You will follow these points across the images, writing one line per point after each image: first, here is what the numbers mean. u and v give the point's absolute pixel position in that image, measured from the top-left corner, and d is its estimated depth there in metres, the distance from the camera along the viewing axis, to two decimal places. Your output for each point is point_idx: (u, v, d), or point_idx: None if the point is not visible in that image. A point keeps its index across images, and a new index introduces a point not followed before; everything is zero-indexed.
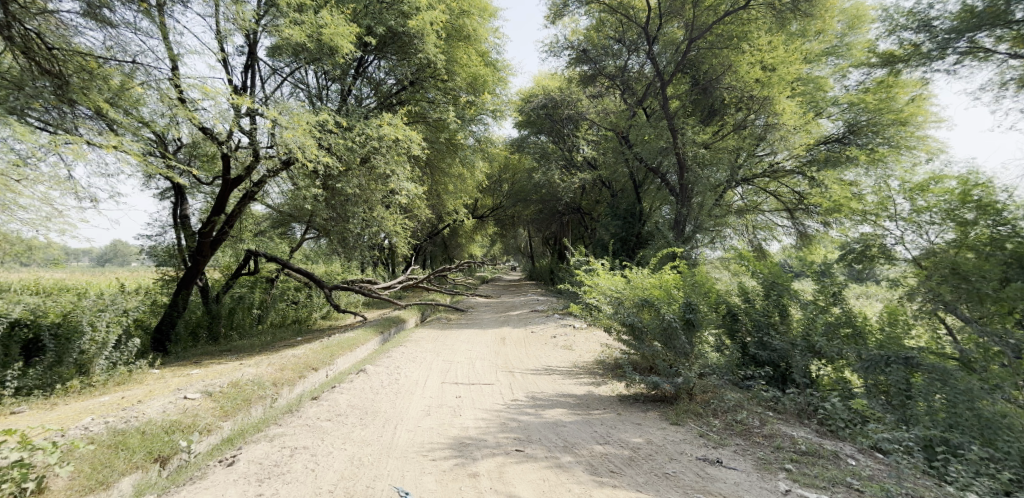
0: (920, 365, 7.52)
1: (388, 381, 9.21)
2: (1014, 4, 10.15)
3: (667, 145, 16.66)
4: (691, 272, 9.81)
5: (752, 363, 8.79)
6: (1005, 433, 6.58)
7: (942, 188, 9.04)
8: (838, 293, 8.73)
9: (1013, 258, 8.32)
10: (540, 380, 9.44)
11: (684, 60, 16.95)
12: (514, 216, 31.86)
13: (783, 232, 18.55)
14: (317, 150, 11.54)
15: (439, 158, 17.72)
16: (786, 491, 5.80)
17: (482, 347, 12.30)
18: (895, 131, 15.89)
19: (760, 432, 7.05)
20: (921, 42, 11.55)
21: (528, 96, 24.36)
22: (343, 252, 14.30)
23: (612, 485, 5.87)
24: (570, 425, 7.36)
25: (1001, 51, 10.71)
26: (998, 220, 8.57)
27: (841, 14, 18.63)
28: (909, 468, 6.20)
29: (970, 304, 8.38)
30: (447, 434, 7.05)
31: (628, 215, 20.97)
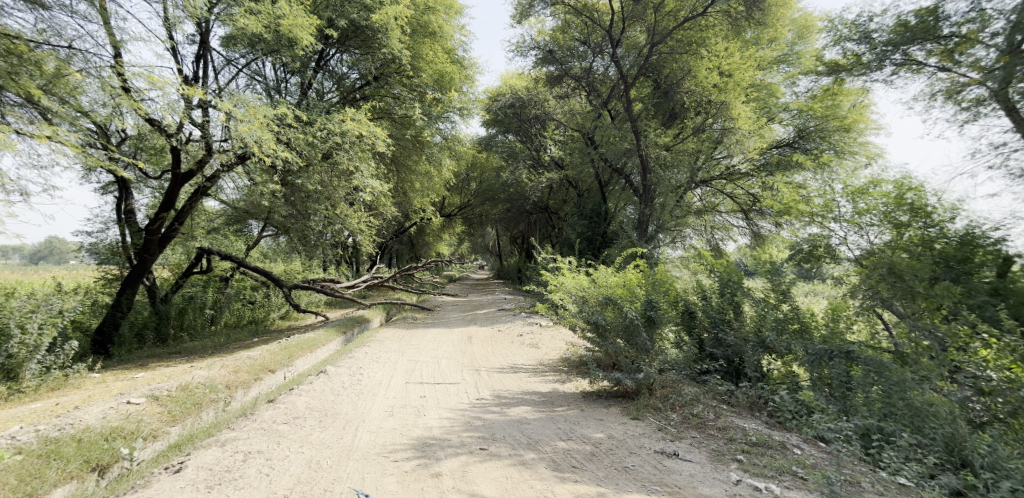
0: (858, 358, 7.82)
1: (350, 382, 9.15)
2: (942, 21, 10.74)
3: (630, 147, 17.01)
4: (651, 271, 10.06)
5: (708, 358, 9.15)
6: (931, 420, 6.94)
7: (880, 192, 9.61)
8: (787, 291, 9.00)
9: (940, 258, 8.82)
10: (505, 379, 9.52)
11: (646, 63, 17.26)
12: (481, 216, 31.93)
13: (739, 232, 19.13)
14: (275, 144, 11.32)
15: (406, 155, 17.64)
16: (738, 480, 6.00)
17: (448, 346, 12.30)
18: (840, 136, 16.70)
19: (715, 425, 7.29)
20: (862, 53, 12.10)
21: (495, 95, 24.37)
22: (305, 250, 14.12)
23: (573, 480, 5.99)
24: (534, 422, 7.46)
25: (931, 65, 11.18)
26: (928, 222, 9.13)
27: (791, 23, 19.38)
28: (848, 456, 6.49)
29: (903, 300, 8.71)
30: (410, 434, 7.06)
31: (594, 214, 21.25)
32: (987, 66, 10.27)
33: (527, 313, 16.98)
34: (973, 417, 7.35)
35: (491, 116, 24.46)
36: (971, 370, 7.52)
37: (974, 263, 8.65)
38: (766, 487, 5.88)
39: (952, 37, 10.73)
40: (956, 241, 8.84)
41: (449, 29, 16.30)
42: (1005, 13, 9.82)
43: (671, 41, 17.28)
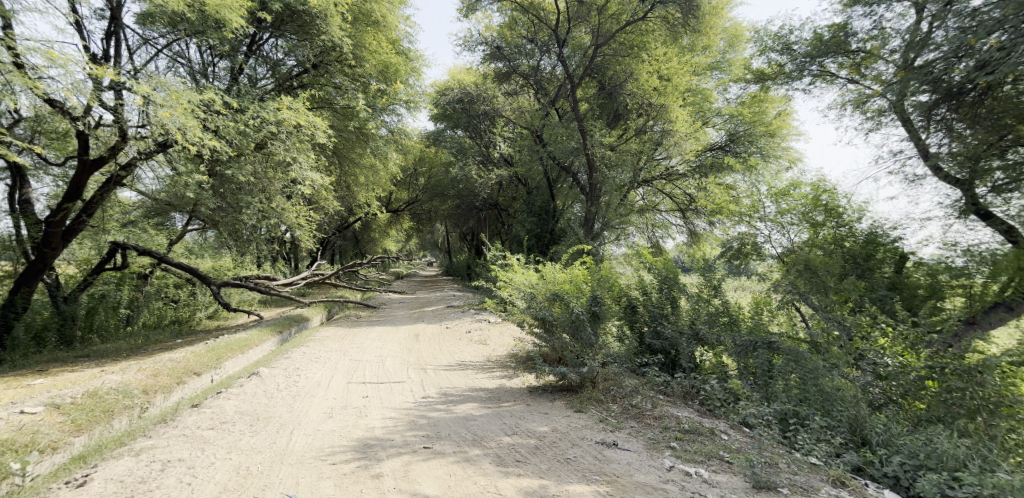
0: (779, 348, 8.26)
1: (286, 383, 9.00)
2: (851, 36, 11.61)
3: (577, 146, 17.19)
4: (597, 267, 10.34)
5: (647, 352, 9.47)
6: (838, 403, 7.38)
7: (800, 194, 10.77)
8: (719, 286, 9.46)
9: (849, 255, 10.35)
10: (453, 376, 9.58)
11: (592, 64, 17.64)
12: (429, 211, 31.81)
13: (677, 231, 19.79)
14: (201, 132, 10.80)
15: (348, 147, 17.44)
16: (671, 467, 6.26)
17: (394, 345, 12.23)
18: (766, 141, 17.32)
19: (651, 414, 7.59)
20: (784, 63, 13.00)
21: (443, 90, 24.27)
22: (236, 246, 13.91)
23: (516, 474, 6.10)
24: (480, 418, 7.55)
25: (842, 77, 12.23)
26: (840, 222, 10.51)
27: (723, 32, 20.26)
28: (768, 439, 6.84)
29: (819, 295, 9.22)
30: (350, 435, 7.02)
31: (542, 211, 21.49)
32: (888, 79, 11.05)
33: (476, 309, 17.06)
34: (873, 400, 7.90)
35: (439, 110, 24.37)
36: (872, 357, 8.12)
37: (875, 259, 10.34)
38: (697, 471, 6.17)
39: (859, 51, 11.69)
40: (861, 240, 10.43)
41: (393, 19, 16.02)
42: (902, 32, 10.77)
43: (613, 43, 17.82)
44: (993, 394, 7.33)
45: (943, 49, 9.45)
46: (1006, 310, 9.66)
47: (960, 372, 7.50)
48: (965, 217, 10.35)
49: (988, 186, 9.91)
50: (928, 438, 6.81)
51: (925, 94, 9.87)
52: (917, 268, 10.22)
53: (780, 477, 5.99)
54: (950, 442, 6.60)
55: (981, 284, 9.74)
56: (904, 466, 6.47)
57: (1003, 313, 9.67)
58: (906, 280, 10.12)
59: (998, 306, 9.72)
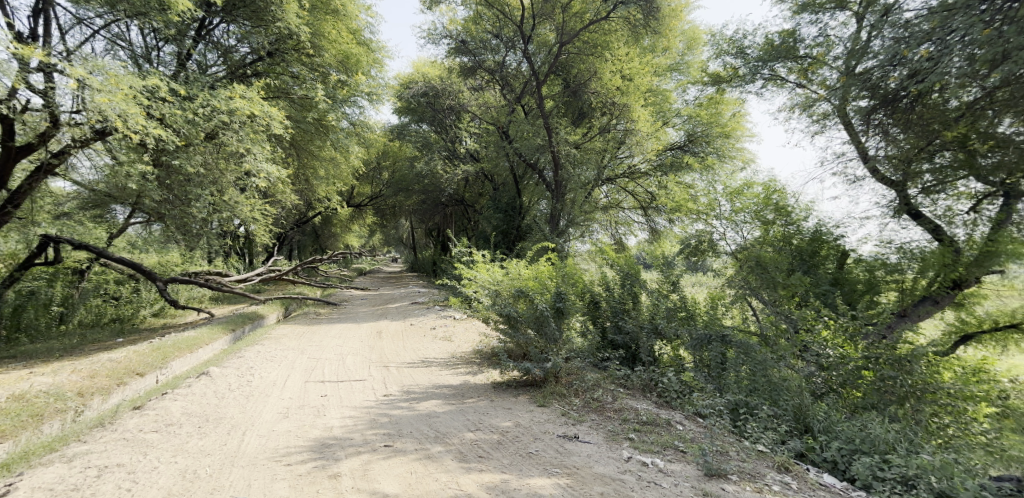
0: (732, 341, 8.51)
1: (238, 383, 8.84)
2: (800, 42, 12.08)
3: (543, 144, 17.27)
4: (561, 263, 10.47)
5: (609, 346, 9.63)
6: (785, 393, 7.64)
7: (753, 193, 11.34)
8: (676, 281, 9.79)
9: (796, 252, 11.08)
10: (416, 373, 9.58)
11: (557, 62, 17.73)
12: (393, 206, 31.57)
13: (639, 229, 19.93)
14: (144, 120, 10.36)
15: (307, 140, 17.21)
16: (628, 458, 6.41)
17: (356, 342, 12.11)
18: (722, 142, 18.10)
19: (611, 407, 7.75)
20: (739, 66, 13.39)
21: (407, 83, 24.09)
22: (184, 241, 13.45)
23: (478, 469, 6.14)
24: (443, 415, 7.58)
25: (791, 80, 12.68)
26: (789, 220, 11.22)
27: (682, 35, 20.78)
28: (719, 428, 7.06)
29: (769, 290, 9.71)
30: (306, 436, 6.95)
31: (509, 208, 21.52)
32: (832, 84, 11.54)
33: (440, 306, 17.04)
34: (815, 389, 8.12)
35: (404, 104, 24.24)
36: (816, 349, 8.47)
37: (820, 257, 11.31)
38: (653, 461, 6.33)
39: (806, 57, 12.18)
40: (807, 237, 11.25)
41: (354, 9, 15.73)
42: (843, 40, 11.49)
43: (578, 42, 17.86)
44: (920, 382, 7.85)
45: (880, 57, 9.24)
46: (933, 304, 10.97)
47: (892, 362, 7.97)
48: (899, 216, 11.40)
49: (919, 187, 10.87)
50: (863, 425, 7.18)
51: (864, 98, 9.81)
52: (857, 264, 11.36)
53: (729, 465, 6.20)
54: (882, 428, 6.96)
55: (912, 278, 11.12)
56: (842, 451, 6.77)
57: (930, 307, 10.95)
58: (848, 275, 11.22)
59: (926, 300, 11.05)
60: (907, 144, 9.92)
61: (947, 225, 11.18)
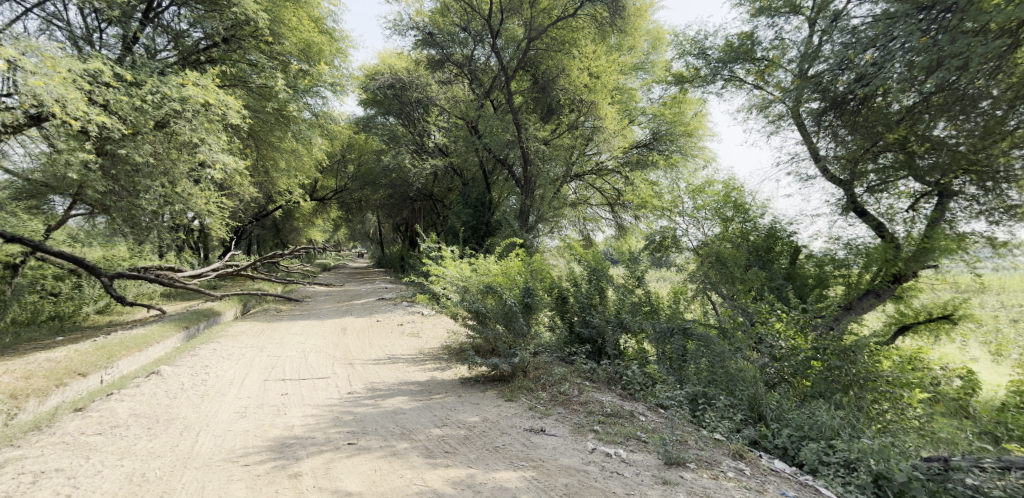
0: (692, 333, 8.73)
1: (192, 383, 8.65)
2: (757, 45, 12.40)
3: (513, 139, 17.25)
4: (530, 259, 10.53)
5: (576, 341, 9.74)
6: (741, 384, 7.88)
7: (712, 191, 11.58)
8: (642, 276, 9.86)
9: (752, 248, 11.24)
10: (382, 369, 9.55)
11: (525, 57, 17.76)
12: (359, 200, 31.27)
13: (607, 224, 20.28)
14: (86, 106, 10.06)
15: (267, 130, 16.78)
16: (593, 449, 6.53)
17: (319, 339, 11.99)
18: (685, 141, 18.73)
19: (577, 400, 7.87)
20: (700, 67, 13.70)
21: (372, 74, 23.81)
22: (132, 234, 13.21)
23: (444, 465, 6.16)
24: (409, 412, 7.58)
25: (749, 82, 13.04)
26: (746, 217, 11.42)
27: (647, 34, 21.17)
28: (679, 418, 7.24)
29: (727, 284, 10.39)
30: (265, 435, 6.87)
31: (478, 203, 21.40)
32: (787, 85, 11.87)
33: (408, 302, 16.95)
34: (768, 380, 8.40)
35: (369, 95, 23.97)
36: (769, 341, 8.65)
37: (773, 252, 11.48)
38: (617, 452, 6.46)
39: (763, 59, 12.51)
40: (763, 234, 11.41)
41: None
42: (798, 44, 11.73)
43: (546, 38, 17.93)
44: (863, 370, 8.32)
45: (830, 62, 9.68)
46: (875, 296, 11.32)
47: (838, 351, 8.37)
48: (846, 214, 11.69)
49: (865, 187, 11.13)
50: (811, 412, 7.47)
51: (816, 101, 10.24)
52: (808, 259, 11.55)
53: (688, 453, 6.37)
54: (829, 415, 7.26)
55: (857, 273, 11.25)
56: (791, 437, 7.03)
57: (873, 299, 11.30)
58: (800, 271, 11.44)
59: (868, 293, 11.33)
60: (855, 146, 10.21)
61: (889, 223, 11.56)
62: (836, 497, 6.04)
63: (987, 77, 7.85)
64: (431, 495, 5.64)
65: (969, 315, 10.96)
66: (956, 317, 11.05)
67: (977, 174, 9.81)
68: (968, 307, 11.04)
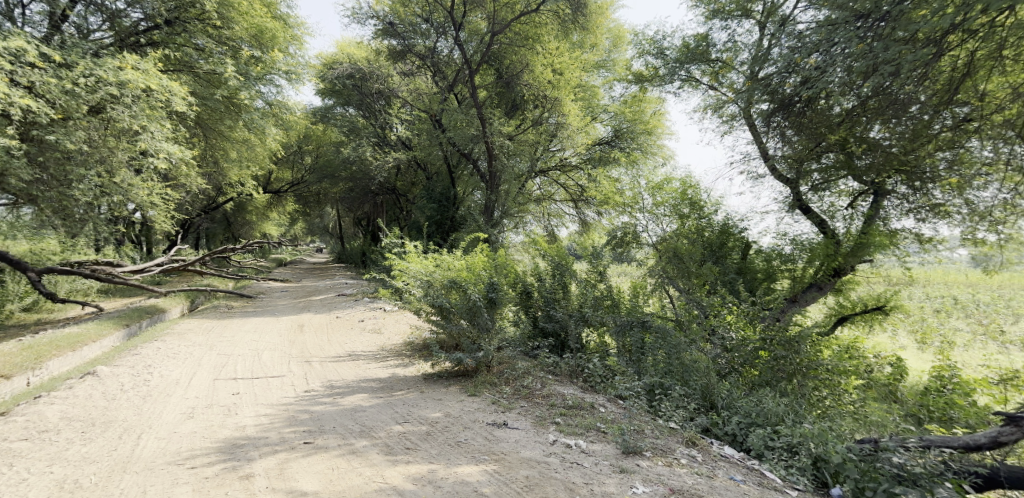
0: (651, 326, 8.93)
1: (132, 383, 8.42)
2: (712, 47, 12.74)
3: (477, 134, 17.00)
4: (494, 255, 10.57)
5: (540, 334, 9.89)
6: (695, 374, 8.15)
7: (671, 189, 11.73)
8: (604, 271, 10.04)
9: (706, 244, 11.60)
10: (341, 367, 9.48)
11: (488, 51, 17.75)
12: (318, 193, 30.76)
13: (570, 220, 20.46)
14: (10, 88, 9.60)
15: (216, 119, 16.04)
16: (554, 441, 6.62)
17: (274, 336, 11.81)
18: (644, 138, 19.21)
19: (540, 394, 7.97)
20: (658, 66, 13.95)
21: (330, 63, 23.43)
22: (62, 227, 12.63)
23: (405, 462, 6.16)
24: (369, 409, 7.54)
25: (704, 83, 13.36)
26: (701, 215, 11.82)
27: (608, 32, 21.43)
28: (637, 408, 7.42)
29: (684, 279, 10.61)
30: (215, 437, 6.75)
31: (442, 198, 21.40)
32: (740, 87, 12.15)
33: (369, 298, 16.76)
34: (721, 369, 8.64)
35: (327, 85, 23.67)
36: (721, 332, 8.90)
37: (727, 248, 11.93)
38: (578, 443, 6.57)
39: (718, 60, 12.84)
40: (717, 230, 11.83)
41: None
42: (749, 47, 12.15)
43: (510, 32, 18.01)
44: (804, 359, 8.69)
45: (778, 64, 9.08)
46: (817, 290, 11.81)
47: (783, 342, 8.72)
48: (792, 211, 12.20)
49: (809, 186, 11.66)
50: (758, 400, 7.77)
51: (766, 102, 9.84)
52: (757, 254, 12.15)
53: (644, 442, 6.53)
54: (775, 403, 7.57)
55: (802, 268, 11.90)
56: (740, 424, 7.31)
57: (815, 293, 11.81)
58: (750, 265, 11.98)
59: (811, 287, 11.86)
60: (801, 147, 10.11)
61: (830, 221, 12.04)
62: (780, 479, 6.32)
63: (918, 82, 7.67)
64: (391, 492, 5.63)
65: (900, 305, 11.41)
66: (889, 308, 11.45)
67: (907, 175, 10.14)
68: (899, 299, 11.49)
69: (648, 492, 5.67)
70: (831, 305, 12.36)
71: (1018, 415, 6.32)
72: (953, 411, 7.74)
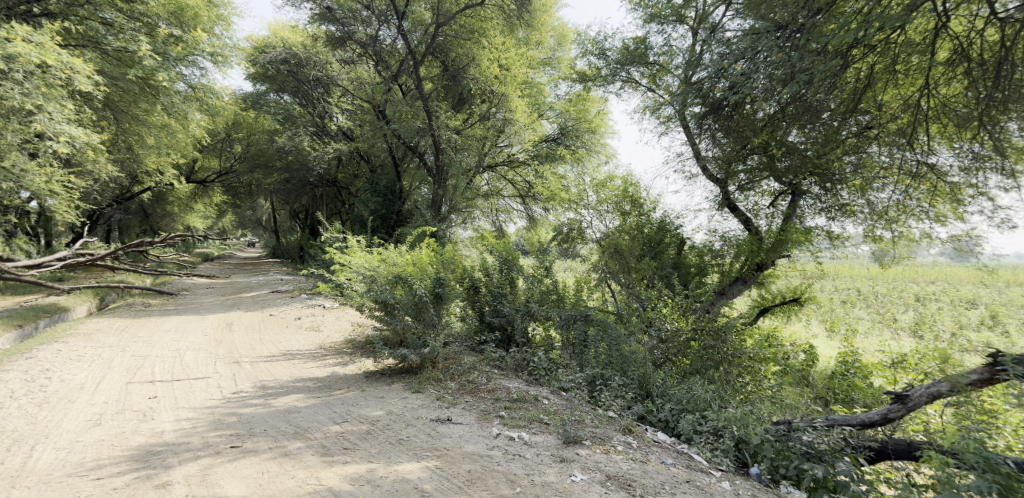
0: (593, 319, 9.18)
1: (28, 390, 7.97)
2: (650, 50, 13.10)
3: (423, 127, 17.03)
4: (442, 251, 10.58)
5: (486, 329, 9.98)
6: (633, 364, 8.44)
7: (613, 186, 12.09)
8: (550, 266, 10.16)
9: (646, 240, 11.88)
10: (275, 367, 9.27)
11: (433, 43, 17.64)
12: (250, 183, 29.88)
13: (518, 216, 20.56)
14: None
15: (129, 101, 15.11)
16: (497, 434, 6.71)
17: (199, 336, 11.39)
18: (589, 137, 19.61)
19: (485, 388, 8.06)
20: (600, 67, 14.19)
21: (261, 47, 22.75)
22: None
23: (342, 462, 6.09)
24: (304, 410, 7.42)
25: (643, 85, 13.70)
26: (643, 212, 12.06)
27: (552, 30, 21.63)
28: (578, 399, 7.60)
29: (626, 275, 10.97)
30: (128, 444, 6.47)
31: (387, 191, 20.84)
32: (676, 90, 12.51)
33: (307, 295, 16.40)
34: (655, 359, 8.99)
35: (259, 70, 23.04)
36: (657, 323, 9.30)
37: (664, 242, 12.12)
38: (521, 435, 6.69)
39: (655, 64, 13.24)
40: (656, 226, 12.11)
41: None
42: (683, 52, 12.56)
43: (455, 25, 17.87)
44: (730, 348, 8.96)
45: (709, 69, 9.15)
46: (742, 284, 12.39)
47: (712, 332, 9.04)
48: (721, 209, 12.65)
49: (736, 185, 12.08)
50: (689, 387, 8.11)
51: (699, 105, 9.80)
52: (691, 249, 12.46)
53: (583, 431, 6.70)
54: (704, 389, 7.94)
55: (729, 262, 12.37)
56: (672, 411, 7.62)
57: (740, 286, 12.39)
58: (684, 260, 12.22)
59: (737, 280, 12.43)
60: (729, 148, 10.56)
61: (754, 218, 12.64)
62: (706, 461, 6.65)
63: (828, 90, 7.85)
64: (326, 493, 5.54)
65: (813, 298, 12.15)
66: (804, 300, 12.21)
67: (820, 177, 10.75)
68: (813, 292, 12.24)
69: (585, 479, 5.82)
70: (753, 297, 12.78)
71: (903, 393, 6.92)
72: (854, 393, 8.32)
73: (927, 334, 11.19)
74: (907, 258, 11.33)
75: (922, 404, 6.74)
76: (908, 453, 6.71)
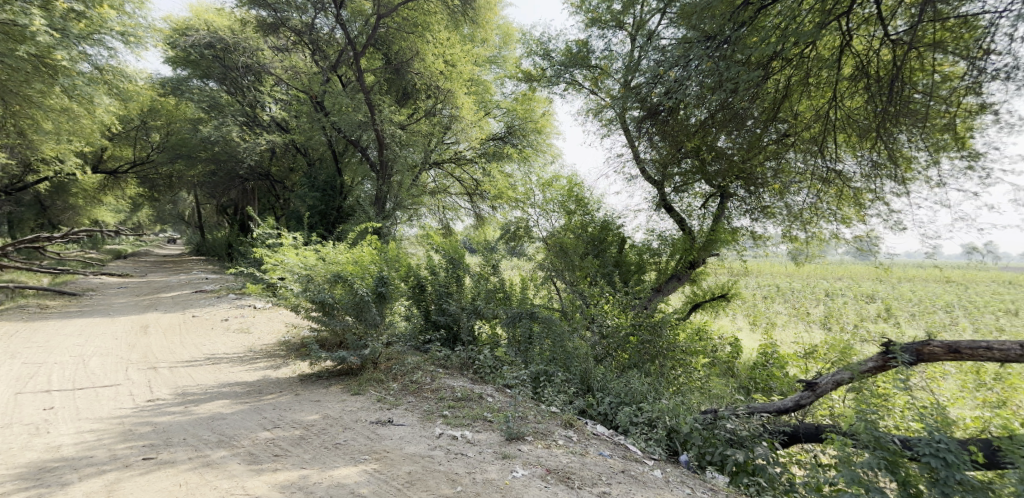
0: (538, 316, 9.10)
1: None
2: (591, 53, 13.28)
3: (365, 120, 16.61)
4: (385, 249, 10.49)
5: (431, 327, 9.88)
6: (575, 360, 8.62)
7: (558, 186, 12.16)
8: (497, 264, 10.22)
9: (590, 239, 12.05)
10: (196, 372, 8.95)
11: (373, 35, 17.36)
12: (168, 174, 28.64)
13: (465, 214, 20.46)
14: None
15: (20, 81, 13.58)
16: (439, 434, 6.69)
17: (110, 340, 10.84)
18: (534, 137, 19.85)
19: (429, 387, 8.02)
20: (545, 68, 14.27)
21: (181, 30, 21.79)
22: None
23: (272, 469, 5.94)
24: (230, 416, 7.20)
25: (586, 87, 13.88)
26: (586, 211, 12.19)
27: (497, 29, 21.69)
28: (522, 397, 7.66)
29: (569, 272, 11.20)
30: (17, 461, 6.10)
31: (326, 187, 20.59)
32: (616, 93, 12.74)
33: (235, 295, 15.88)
34: (597, 354, 9.16)
35: (182, 55, 22.12)
36: (599, 320, 9.46)
37: (607, 238, 12.32)
38: (464, 434, 6.69)
39: (596, 67, 13.38)
40: (598, 225, 12.26)
41: None
42: (623, 56, 12.80)
43: (397, 17, 17.85)
44: (665, 342, 9.22)
45: (646, 75, 8.89)
46: (677, 280, 12.74)
47: (649, 327, 9.27)
48: (658, 210, 12.91)
49: (672, 187, 12.27)
50: (627, 381, 8.34)
51: (637, 108, 9.53)
52: (631, 248, 12.74)
53: (525, 427, 6.76)
54: (639, 382, 8.16)
55: (665, 261, 12.73)
56: (611, 404, 7.80)
57: (675, 283, 12.74)
58: (625, 258, 12.53)
59: (671, 278, 12.81)
60: (664, 151, 10.55)
61: (688, 218, 13.07)
62: (641, 452, 6.82)
63: (751, 100, 8.23)
64: None
65: (739, 294, 12.68)
66: (731, 296, 12.72)
67: (745, 181, 11.10)
68: (738, 288, 12.73)
69: (526, 474, 5.88)
70: (687, 293, 13.26)
71: (812, 381, 7.31)
72: (771, 381, 8.82)
73: (835, 326, 12.06)
74: (818, 257, 11.74)
75: (829, 390, 7.16)
76: (815, 436, 7.08)
